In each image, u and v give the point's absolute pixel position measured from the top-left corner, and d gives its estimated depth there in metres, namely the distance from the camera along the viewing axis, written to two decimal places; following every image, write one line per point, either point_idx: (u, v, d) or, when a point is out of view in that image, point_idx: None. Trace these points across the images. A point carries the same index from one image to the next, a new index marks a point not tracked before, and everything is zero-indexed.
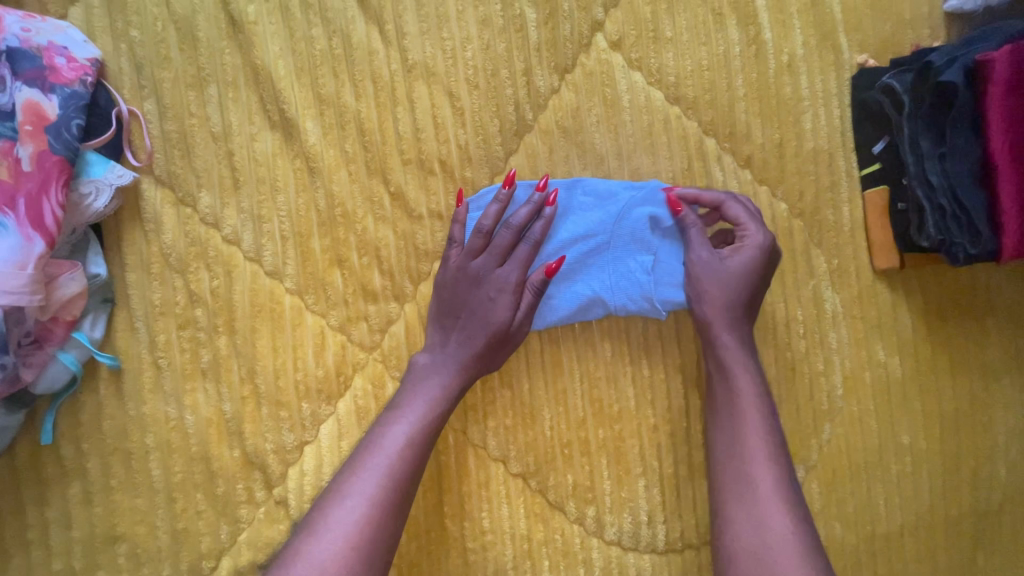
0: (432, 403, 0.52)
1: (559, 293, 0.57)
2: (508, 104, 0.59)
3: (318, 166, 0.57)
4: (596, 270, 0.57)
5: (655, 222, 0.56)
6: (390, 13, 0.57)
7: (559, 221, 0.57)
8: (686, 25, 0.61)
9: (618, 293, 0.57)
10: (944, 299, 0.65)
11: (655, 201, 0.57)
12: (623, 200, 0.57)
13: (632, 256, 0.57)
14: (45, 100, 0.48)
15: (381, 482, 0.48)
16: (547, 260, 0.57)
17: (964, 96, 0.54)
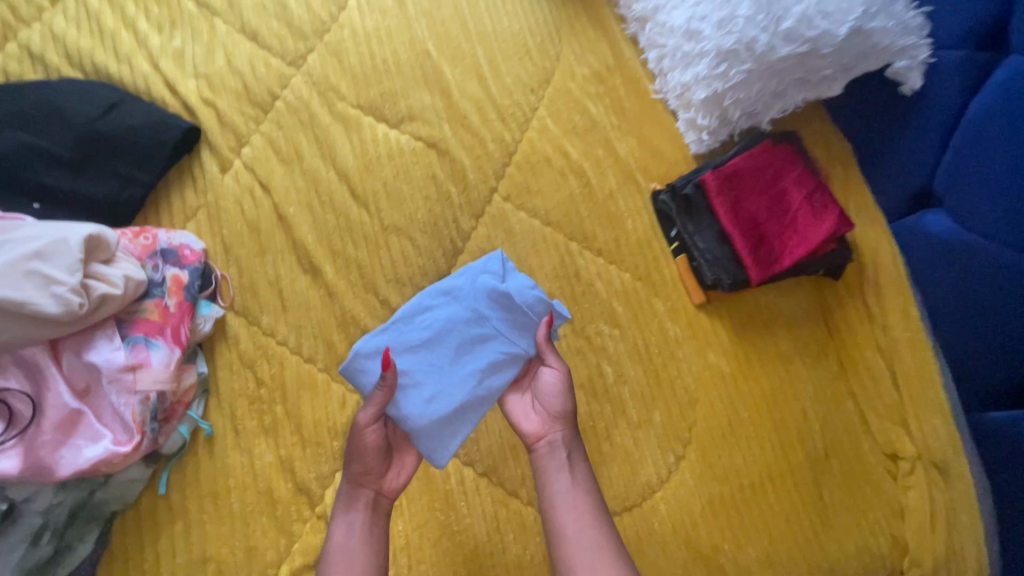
0: (356, 491, 0.78)
1: (467, 382, 0.82)
2: (446, 239, 0.98)
3: (335, 291, 0.93)
4: (484, 347, 0.84)
5: (500, 299, 0.84)
6: (372, 201, 0.98)
7: (444, 333, 0.83)
8: (545, 183, 1.05)
9: (515, 338, 0.84)
10: (742, 316, 1.00)
11: (480, 279, 0.86)
12: (466, 293, 0.85)
13: (499, 324, 0.84)
14: (182, 272, 0.86)
15: (347, 547, 0.75)
16: (468, 361, 0.83)
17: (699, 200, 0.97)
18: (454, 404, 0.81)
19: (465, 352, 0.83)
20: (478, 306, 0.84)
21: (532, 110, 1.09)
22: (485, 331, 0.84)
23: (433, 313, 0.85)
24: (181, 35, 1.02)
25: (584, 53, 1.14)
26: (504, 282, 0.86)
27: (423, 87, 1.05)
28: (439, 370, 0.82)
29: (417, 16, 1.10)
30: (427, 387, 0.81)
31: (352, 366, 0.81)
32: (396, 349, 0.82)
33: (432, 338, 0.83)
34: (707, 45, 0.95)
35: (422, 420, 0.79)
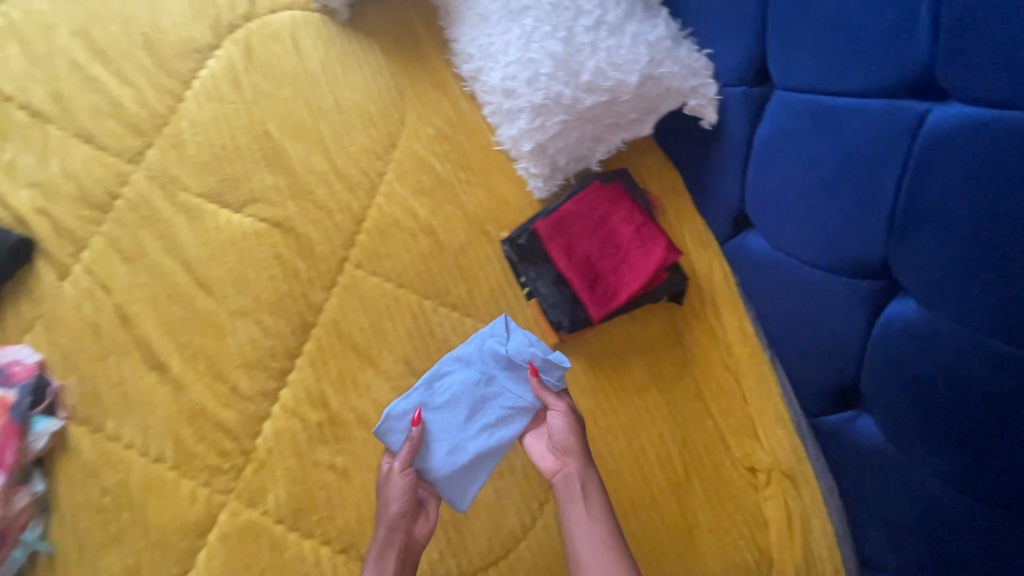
0: (378, 547, 0.82)
1: (485, 438, 0.86)
2: (295, 316, 1.00)
3: (182, 385, 0.93)
4: (490, 404, 0.87)
5: (506, 359, 0.87)
6: (217, 287, 0.99)
7: (461, 389, 0.87)
8: (395, 245, 1.08)
9: (519, 396, 0.87)
10: (595, 352, 1.04)
11: (489, 338, 0.89)
12: (473, 353, 0.89)
13: (509, 382, 0.88)
14: (8, 393, 0.86)
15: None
16: (484, 416, 0.87)
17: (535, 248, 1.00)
18: (465, 458, 0.85)
19: (478, 408, 0.87)
20: (489, 366, 0.88)
21: (379, 175, 1.12)
22: (495, 390, 0.88)
23: (444, 376, 0.89)
24: (12, 147, 1.03)
25: (427, 112, 1.17)
26: (507, 343, 0.88)
27: (264, 169, 1.08)
28: (454, 423, 0.87)
29: (256, 99, 1.12)
30: (456, 441, 0.86)
31: (385, 418, 0.86)
32: (424, 403, 0.87)
33: (451, 393, 0.88)
34: (522, 102, 0.99)
35: (445, 472, 0.85)
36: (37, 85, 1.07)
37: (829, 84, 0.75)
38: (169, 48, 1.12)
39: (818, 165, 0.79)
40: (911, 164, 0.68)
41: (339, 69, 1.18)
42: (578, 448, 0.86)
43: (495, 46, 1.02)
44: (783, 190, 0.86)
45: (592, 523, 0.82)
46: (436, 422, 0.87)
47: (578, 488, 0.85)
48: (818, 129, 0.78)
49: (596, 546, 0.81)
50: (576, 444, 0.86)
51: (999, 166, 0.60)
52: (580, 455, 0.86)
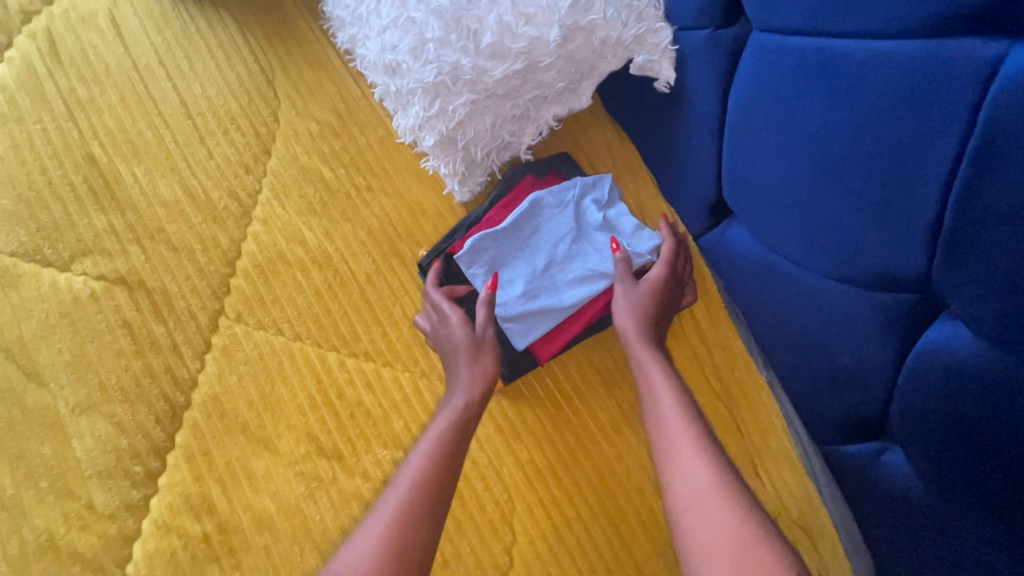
0: (440, 429, 0.69)
1: (565, 294, 0.79)
2: (158, 399, 0.77)
3: (20, 510, 0.73)
4: (574, 262, 0.80)
5: (603, 217, 0.80)
6: (49, 376, 0.76)
7: (534, 215, 0.80)
8: (282, 285, 0.84)
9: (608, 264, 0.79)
10: (550, 392, 0.83)
11: (585, 193, 0.80)
12: (571, 200, 0.80)
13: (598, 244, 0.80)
14: None
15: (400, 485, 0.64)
16: (578, 269, 0.80)
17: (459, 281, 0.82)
18: (543, 303, 0.78)
19: (558, 261, 0.80)
20: (592, 227, 0.80)
21: (252, 194, 0.86)
22: (584, 255, 0.81)
23: (541, 214, 0.80)
24: None
25: (305, 101, 0.90)
26: (603, 205, 0.80)
27: (94, 208, 0.82)
28: (521, 265, 0.80)
29: (72, 111, 0.85)
30: (515, 286, 0.79)
31: (468, 247, 0.78)
32: (509, 253, 0.80)
33: (529, 238, 0.80)
34: (409, 82, 0.73)
35: (516, 308, 0.78)
36: None
37: (861, 23, 0.50)
38: None
39: (824, 142, 0.55)
40: (975, 141, 0.44)
41: (181, 54, 0.89)
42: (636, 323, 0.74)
43: (365, 6, 0.76)
44: (776, 176, 0.62)
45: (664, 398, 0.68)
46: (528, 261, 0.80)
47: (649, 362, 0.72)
48: (826, 91, 0.54)
49: (666, 431, 0.66)
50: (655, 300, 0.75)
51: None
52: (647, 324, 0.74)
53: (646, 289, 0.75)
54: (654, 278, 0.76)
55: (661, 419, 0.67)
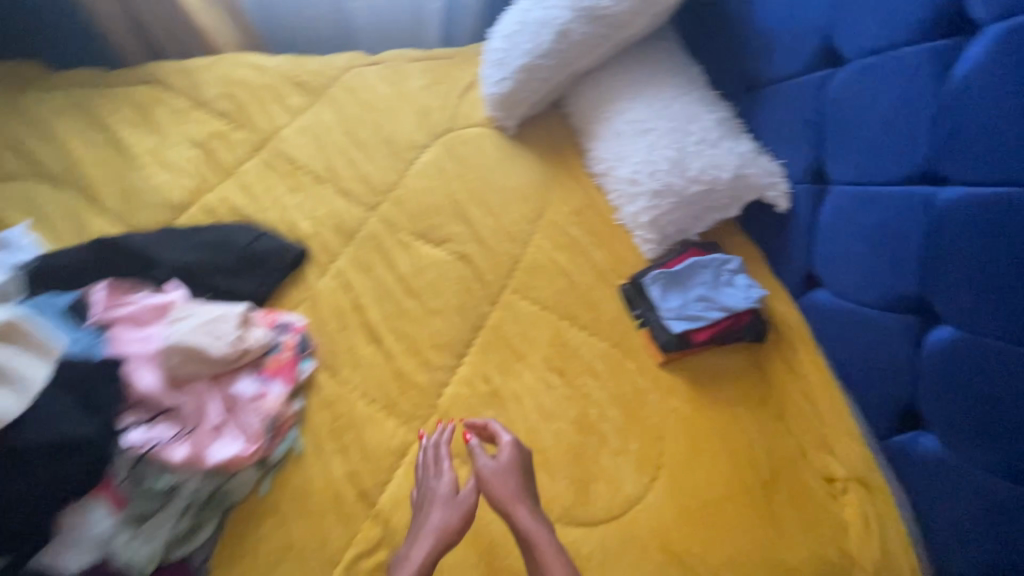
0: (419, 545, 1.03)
1: (700, 315, 1.32)
2: (471, 318, 1.37)
3: (392, 353, 1.30)
4: (710, 296, 1.34)
5: (730, 277, 1.36)
6: (419, 293, 1.40)
7: (691, 267, 1.37)
8: (542, 280, 1.47)
9: (731, 301, 1.32)
10: (696, 371, 1.33)
11: (725, 260, 1.37)
12: (715, 261, 1.37)
13: (727, 290, 1.34)
14: (293, 337, 1.24)
15: (421, 555, 1.01)
16: (711, 300, 1.33)
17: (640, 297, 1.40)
18: (686, 317, 1.32)
19: (699, 294, 1.34)
20: (723, 281, 1.35)
21: (532, 233, 1.56)
22: (717, 293, 1.34)
23: (697, 265, 1.37)
24: (300, 195, 1.56)
25: (567, 196, 1.64)
26: (731, 271, 1.36)
27: (455, 222, 1.55)
28: (677, 294, 1.36)
29: (453, 178, 1.64)
30: (672, 304, 1.34)
31: (649, 277, 1.37)
32: (673, 285, 1.36)
33: (685, 278, 1.37)
34: (644, 188, 1.43)
35: (673, 319, 1.32)
36: (319, 160, 1.63)
37: (886, 177, 1.09)
38: (401, 145, 1.69)
39: (868, 232, 1.14)
40: (926, 226, 1.02)
41: (507, 164, 1.69)
42: (512, 491, 1.06)
43: (626, 151, 1.48)
44: (844, 251, 1.20)
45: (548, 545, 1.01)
46: (680, 294, 1.36)
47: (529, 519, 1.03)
48: (869, 208, 1.13)
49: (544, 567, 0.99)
50: (512, 476, 1.07)
51: (996, 229, 0.90)
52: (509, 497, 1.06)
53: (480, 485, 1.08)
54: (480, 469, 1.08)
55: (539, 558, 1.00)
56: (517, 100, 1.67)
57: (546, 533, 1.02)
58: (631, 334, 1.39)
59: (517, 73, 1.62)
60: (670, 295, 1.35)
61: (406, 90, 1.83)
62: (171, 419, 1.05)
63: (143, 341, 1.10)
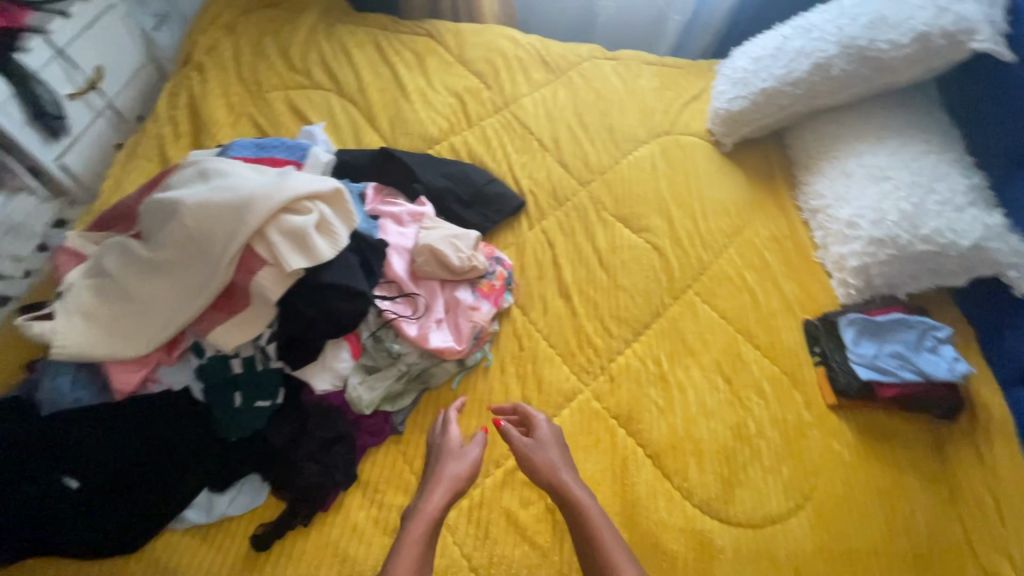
0: (440, 490, 1.06)
1: (892, 369, 1.30)
2: (652, 303, 1.47)
3: (577, 311, 1.44)
4: (909, 356, 1.31)
5: (934, 347, 1.32)
6: (610, 268, 1.53)
7: (895, 323, 1.36)
8: (726, 291, 1.52)
9: (930, 367, 1.28)
10: (866, 426, 1.30)
11: (934, 329, 1.34)
12: (922, 327, 1.34)
13: (929, 356, 1.30)
14: (505, 270, 1.42)
15: (438, 506, 1.03)
16: (908, 360, 1.30)
17: (826, 337, 1.41)
18: (875, 366, 1.32)
19: (897, 350, 1.32)
20: (927, 348, 1.32)
21: (725, 246, 1.61)
22: (917, 356, 1.31)
23: (902, 324, 1.35)
24: (526, 156, 1.75)
25: (767, 221, 1.67)
26: (938, 342, 1.32)
27: (655, 215, 1.65)
28: (871, 344, 1.36)
29: (662, 176, 1.74)
30: (864, 350, 1.34)
31: (846, 318, 1.39)
32: (869, 334, 1.37)
33: (885, 332, 1.36)
34: (863, 234, 1.42)
35: (860, 362, 1.33)
36: (548, 131, 1.82)
37: None
38: (621, 135, 1.83)
39: None
40: None
41: (715, 177, 1.76)
42: (551, 464, 1.11)
43: (852, 193, 1.49)
44: None
45: (589, 511, 1.05)
46: (875, 345, 1.35)
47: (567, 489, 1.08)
48: None
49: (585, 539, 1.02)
50: (552, 451, 1.13)
51: None
52: (553, 468, 1.11)
53: (519, 448, 1.14)
54: (524, 438, 1.15)
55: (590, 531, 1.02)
56: (745, 120, 1.72)
57: (586, 503, 1.07)
58: (806, 368, 1.38)
59: (755, 94, 1.68)
60: (863, 342, 1.36)
61: (636, 88, 1.96)
62: (408, 302, 1.27)
63: (401, 236, 1.35)
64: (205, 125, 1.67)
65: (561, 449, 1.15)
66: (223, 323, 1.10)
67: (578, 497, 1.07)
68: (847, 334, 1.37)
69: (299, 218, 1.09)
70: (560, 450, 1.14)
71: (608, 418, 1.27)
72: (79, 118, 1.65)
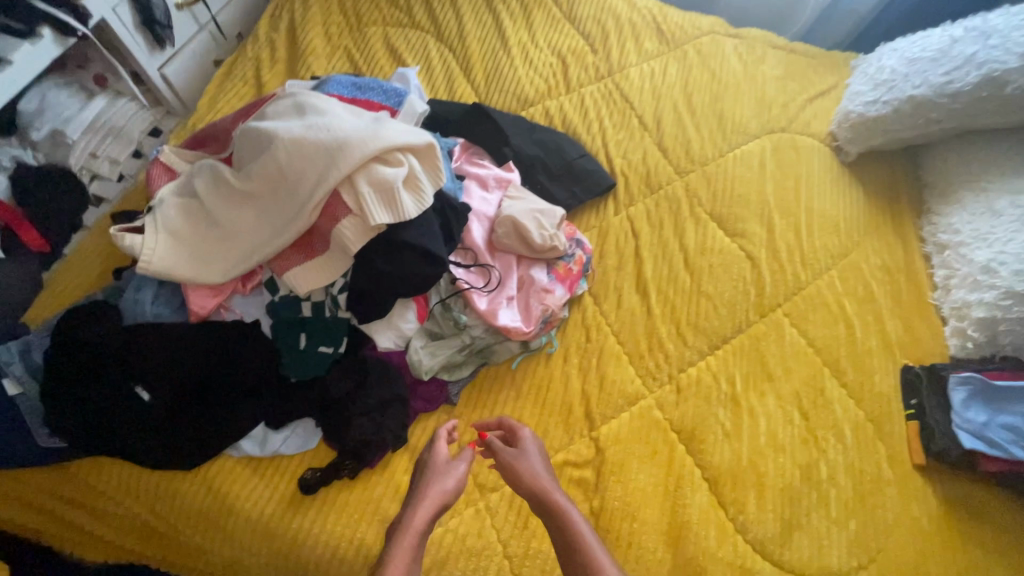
0: (422, 502, 0.98)
1: (1003, 444, 1.15)
2: (735, 316, 1.36)
3: (652, 311, 1.35)
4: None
5: None
6: (695, 271, 1.41)
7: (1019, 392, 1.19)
8: (819, 317, 1.38)
9: None
10: (954, 497, 1.18)
11: None
12: None
13: None
14: (584, 254, 1.34)
15: (423, 521, 0.95)
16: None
17: (928, 390, 1.27)
18: (982, 437, 1.17)
19: (1013, 424, 1.17)
20: None
21: (826, 267, 1.46)
22: None
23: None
24: (623, 133, 1.63)
25: (881, 248, 1.49)
26: None
27: (754, 221, 1.50)
28: (983, 410, 1.20)
29: (770, 178, 1.58)
30: (972, 416, 1.20)
31: (958, 376, 1.24)
32: (983, 398, 1.21)
33: (1002, 401, 1.20)
34: (998, 284, 1.25)
35: (963, 429, 1.19)
36: (651, 109, 1.68)
37: None
38: (731, 125, 1.66)
39: None
40: None
41: (829, 188, 1.58)
42: (537, 483, 1.02)
43: (995, 236, 1.31)
44: None
45: (582, 535, 0.95)
46: (987, 412, 1.20)
47: (558, 511, 0.98)
48: None
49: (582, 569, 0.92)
50: (538, 466, 1.04)
51: None
52: (541, 487, 1.01)
53: (503, 464, 1.05)
54: (508, 455, 1.05)
55: (583, 559, 0.93)
56: (879, 128, 1.52)
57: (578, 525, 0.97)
58: (895, 420, 1.26)
59: (899, 101, 1.47)
60: (974, 407, 1.21)
61: (756, 74, 1.77)
62: (482, 272, 1.23)
63: (484, 203, 1.29)
64: (302, 54, 1.63)
65: (547, 465, 1.07)
66: (299, 264, 1.09)
67: (569, 519, 0.97)
68: (954, 395, 1.23)
69: (389, 170, 1.04)
70: (545, 466, 1.06)
71: (669, 431, 1.20)
72: (183, 29, 1.65)
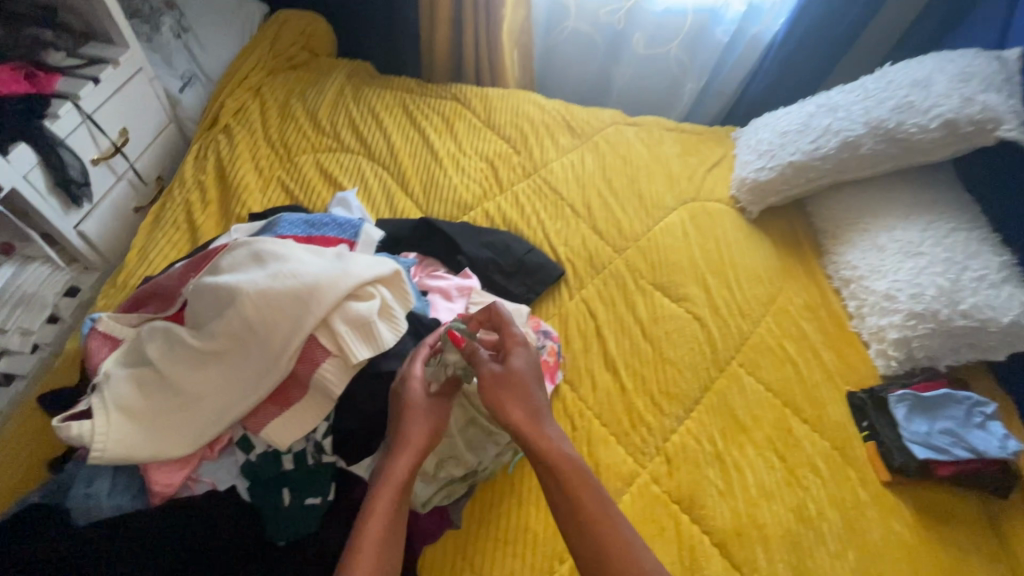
0: (403, 450, 0.96)
1: (946, 448, 1.31)
2: (698, 376, 1.46)
3: (625, 387, 1.41)
4: (960, 434, 1.33)
5: (984, 424, 1.35)
6: (653, 340, 1.52)
7: (943, 400, 1.39)
8: (768, 361, 1.52)
9: (983, 447, 1.30)
10: (925, 505, 1.29)
11: (981, 405, 1.37)
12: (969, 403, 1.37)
13: (978, 434, 1.33)
14: (553, 344, 1.40)
15: (405, 472, 0.94)
16: (959, 439, 1.33)
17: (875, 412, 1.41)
18: (930, 445, 1.32)
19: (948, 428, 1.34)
20: (975, 425, 1.35)
21: (761, 314, 1.62)
22: (966, 433, 1.33)
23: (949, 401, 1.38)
24: (560, 223, 1.75)
25: (799, 289, 1.69)
26: (985, 418, 1.35)
27: (691, 284, 1.65)
28: (922, 421, 1.37)
29: (694, 243, 1.76)
30: (915, 427, 1.36)
31: (895, 395, 1.41)
32: (918, 411, 1.39)
33: (933, 410, 1.38)
34: (900, 306, 1.45)
35: (914, 441, 1.34)
36: (579, 196, 1.83)
37: None
38: (650, 202, 1.85)
39: None
40: None
41: (745, 243, 1.78)
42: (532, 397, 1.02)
43: (887, 267, 1.53)
44: None
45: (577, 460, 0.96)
46: (925, 422, 1.37)
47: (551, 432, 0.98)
48: None
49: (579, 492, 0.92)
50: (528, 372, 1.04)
51: None
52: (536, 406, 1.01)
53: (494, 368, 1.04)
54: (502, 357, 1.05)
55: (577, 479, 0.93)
56: (771, 189, 1.78)
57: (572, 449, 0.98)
58: (857, 444, 1.38)
59: (782, 166, 1.74)
60: (915, 419, 1.37)
61: (659, 154, 2.00)
62: None
63: (452, 312, 1.32)
64: (235, 191, 1.62)
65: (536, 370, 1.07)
66: (276, 417, 1.04)
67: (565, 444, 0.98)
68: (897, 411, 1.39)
69: (362, 305, 1.05)
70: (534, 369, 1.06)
71: (670, 504, 1.24)
72: (100, 182, 1.59)
